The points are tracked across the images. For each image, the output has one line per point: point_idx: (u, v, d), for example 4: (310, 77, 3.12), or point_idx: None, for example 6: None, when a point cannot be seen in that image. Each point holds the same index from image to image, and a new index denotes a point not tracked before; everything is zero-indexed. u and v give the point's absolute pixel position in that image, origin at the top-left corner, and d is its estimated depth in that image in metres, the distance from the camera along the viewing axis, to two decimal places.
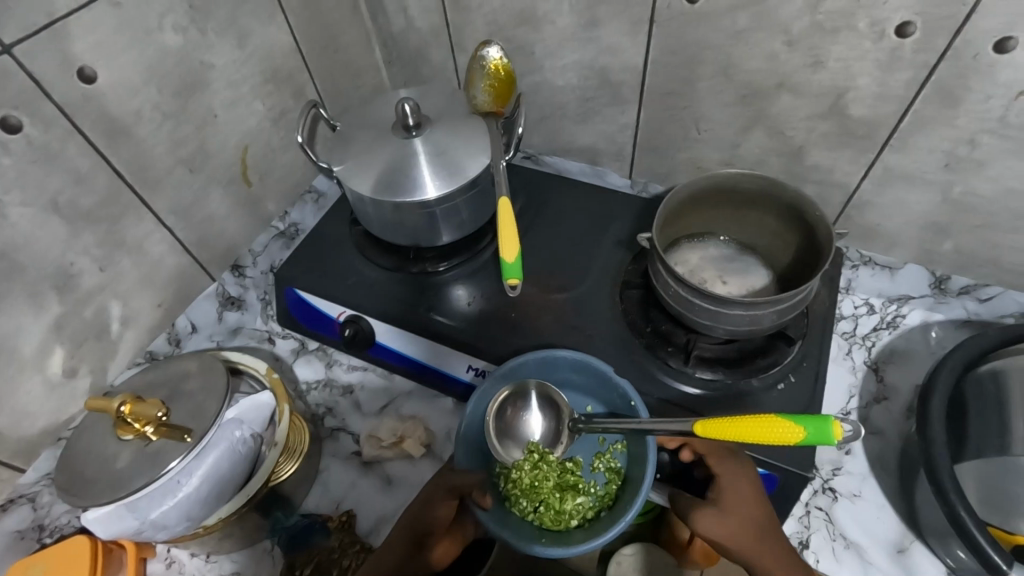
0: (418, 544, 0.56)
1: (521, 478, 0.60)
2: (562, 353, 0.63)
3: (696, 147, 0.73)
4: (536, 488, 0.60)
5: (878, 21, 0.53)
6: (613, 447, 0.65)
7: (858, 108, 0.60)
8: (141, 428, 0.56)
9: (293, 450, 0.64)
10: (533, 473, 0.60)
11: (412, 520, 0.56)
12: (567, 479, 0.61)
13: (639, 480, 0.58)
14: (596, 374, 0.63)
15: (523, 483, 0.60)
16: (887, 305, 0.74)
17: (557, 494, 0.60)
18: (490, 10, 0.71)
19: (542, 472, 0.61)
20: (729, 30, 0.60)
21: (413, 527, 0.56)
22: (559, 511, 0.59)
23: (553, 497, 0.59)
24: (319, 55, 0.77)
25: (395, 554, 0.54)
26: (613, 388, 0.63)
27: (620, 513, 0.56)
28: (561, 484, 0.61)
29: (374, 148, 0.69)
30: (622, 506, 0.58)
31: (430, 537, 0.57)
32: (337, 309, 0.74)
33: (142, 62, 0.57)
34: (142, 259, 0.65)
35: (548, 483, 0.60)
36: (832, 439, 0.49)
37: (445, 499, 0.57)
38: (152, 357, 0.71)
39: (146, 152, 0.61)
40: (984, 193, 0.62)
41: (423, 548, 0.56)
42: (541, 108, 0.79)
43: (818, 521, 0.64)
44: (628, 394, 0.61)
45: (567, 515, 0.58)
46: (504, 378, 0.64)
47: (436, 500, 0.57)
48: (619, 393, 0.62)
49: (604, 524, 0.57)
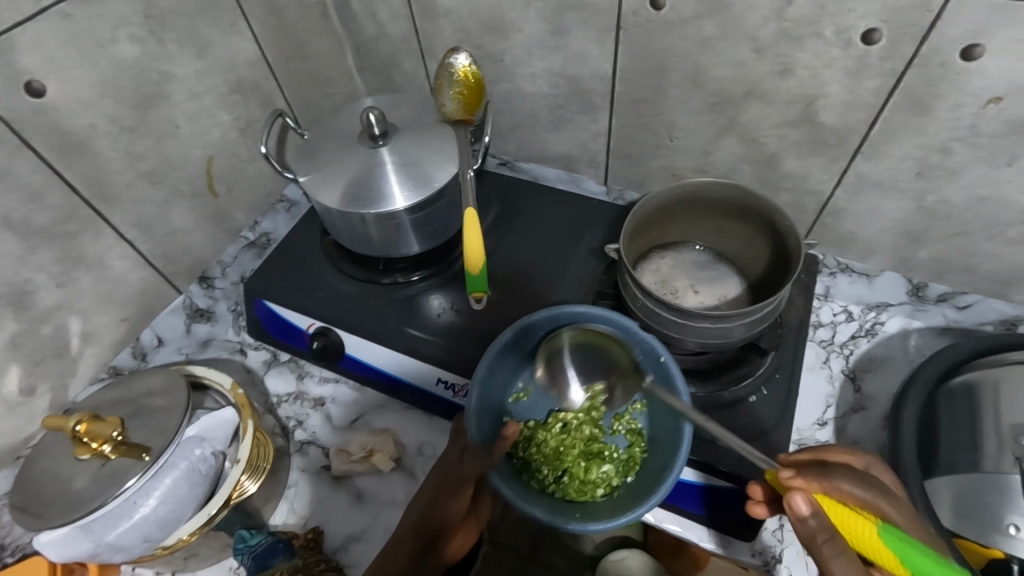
0: (430, 540, 0.58)
1: (545, 443, 0.61)
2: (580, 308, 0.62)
3: (669, 154, 0.72)
4: (561, 456, 0.60)
5: (844, 28, 0.52)
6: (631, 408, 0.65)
7: (828, 115, 0.59)
8: (98, 447, 0.55)
9: (256, 466, 0.62)
10: (559, 439, 0.61)
11: (422, 519, 0.59)
12: (591, 446, 0.61)
13: (672, 439, 0.58)
14: (618, 329, 0.62)
15: (549, 448, 0.60)
16: (865, 312, 0.72)
17: (582, 463, 0.59)
18: (457, 17, 0.70)
19: (568, 439, 0.61)
20: (696, 38, 0.59)
21: (422, 524, 0.58)
22: (584, 482, 0.58)
23: (577, 466, 0.59)
24: (287, 63, 0.76)
25: (407, 549, 0.57)
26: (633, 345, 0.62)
27: (654, 481, 0.57)
28: (586, 452, 0.60)
29: (341, 158, 0.67)
30: (648, 476, 0.58)
31: (442, 532, 0.58)
32: (306, 321, 0.72)
33: (95, 76, 0.56)
34: (103, 275, 0.65)
35: (574, 451, 0.60)
36: None
37: (451, 492, 0.59)
38: (116, 372, 0.70)
39: (102, 167, 0.60)
40: (957, 202, 0.61)
41: (434, 545, 0.58)
42: (514, 115, 0.78)
43: (791, 535, 0.64)
44: (655, 350, 0.60)
45: (591, 484, 0.58)
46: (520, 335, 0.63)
47: (443, 493, 0.59)
48: (643, 349, 0.61)
49: (634, 495, 0.57)
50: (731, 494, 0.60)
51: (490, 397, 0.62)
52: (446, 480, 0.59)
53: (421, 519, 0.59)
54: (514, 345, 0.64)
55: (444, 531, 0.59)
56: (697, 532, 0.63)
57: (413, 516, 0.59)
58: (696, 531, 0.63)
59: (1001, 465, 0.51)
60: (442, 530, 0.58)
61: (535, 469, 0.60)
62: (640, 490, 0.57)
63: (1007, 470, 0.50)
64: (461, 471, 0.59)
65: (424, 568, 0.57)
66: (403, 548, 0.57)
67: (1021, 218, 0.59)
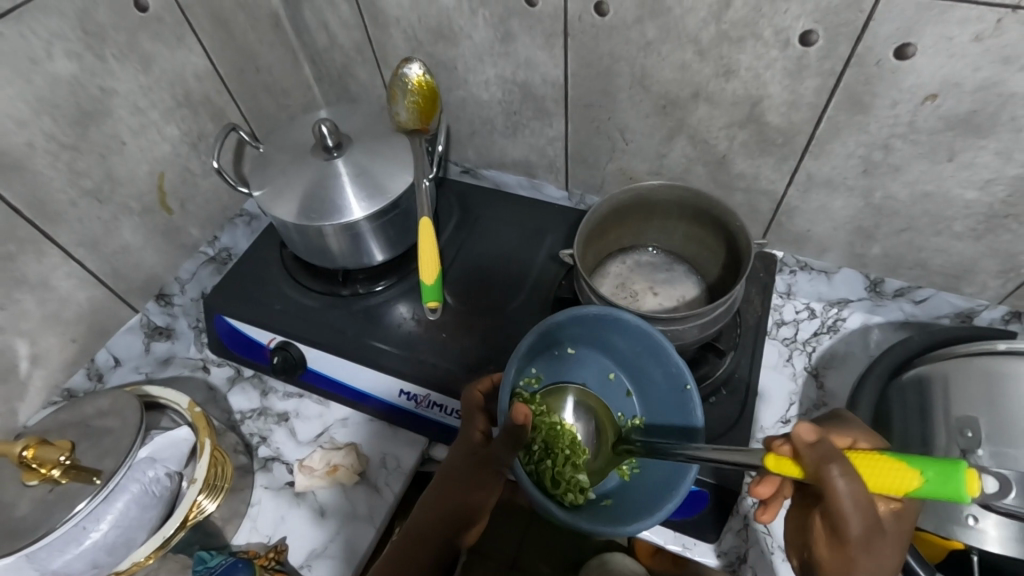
0: (458, 527, 0.57)
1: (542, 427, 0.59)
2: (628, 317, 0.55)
3: (624, 158, 0.73)
4: (550, 449, 0.58)
5: (781, 29, 0.53)
6: (629, 421, 0.62)
7: (773, 115, 0.60)
8: (47, 472, 0.53)
9: (214, 485, 0.61)
10: (555, 431, 0.59)
11: (451, 508, 0.57)
12: (573, 447, 0.59)
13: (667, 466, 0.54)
14: (651, 346, 0.56)
15: (545, 430, 0.59)
16: (827, 309, 0.73)
17: (568, 465, 0.57)
18: (407, 26, 0.70)
19: (561, 434, 0.59)
20: (639, 42, 0.60)
21: (452, 515, 0.57)
22: (559, 476, 0.56)
23: (560, 462, 0.57)
24: (240, 78, 0.76)
25: (435, 537, 0.57)
26: (657, 363, 0.57)
27: (633, 508, 0.53)
28: (572, 454, 0.58)
29: (293, 169, 0.67)
30: (631, 500, 0.54)
31: (471, 522, 0.57)
32: (266, 336, 0.72)
33: (30, 94, 0.56)
34: (48, 296, 0.64)
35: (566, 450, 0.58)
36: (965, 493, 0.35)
37: (487, 482, 0.56)
38: (69, 395, 0.70)
39: (43, 186, 0.60)
40: (902, 197, 0.61)
41: (460, 534, 0.57)
42: (470, 122, 0.79)
43: (756, 535, 0.62)
44: (683, 376, 0.54)
45: (565, 481, 0.56)
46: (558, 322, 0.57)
47: (477, 483, 0.56)
48: (673, 371, 0.55)
49: (608, 514, 0.52)
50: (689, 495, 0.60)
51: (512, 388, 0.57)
52: (478, 470, 0.56)
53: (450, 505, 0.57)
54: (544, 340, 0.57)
55: (474, 517, 0.57)
56: (661, 535, 0.61)
57: (445, 501, 0.57)
58: (662, 534, 0.61)
59: None
60: (472, 518, 0.57)
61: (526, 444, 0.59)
62: (624, 507, 0.53)
63: None
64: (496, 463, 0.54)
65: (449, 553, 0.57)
66: (429, 542, 0.57)
67: (964, 212, 0.59)
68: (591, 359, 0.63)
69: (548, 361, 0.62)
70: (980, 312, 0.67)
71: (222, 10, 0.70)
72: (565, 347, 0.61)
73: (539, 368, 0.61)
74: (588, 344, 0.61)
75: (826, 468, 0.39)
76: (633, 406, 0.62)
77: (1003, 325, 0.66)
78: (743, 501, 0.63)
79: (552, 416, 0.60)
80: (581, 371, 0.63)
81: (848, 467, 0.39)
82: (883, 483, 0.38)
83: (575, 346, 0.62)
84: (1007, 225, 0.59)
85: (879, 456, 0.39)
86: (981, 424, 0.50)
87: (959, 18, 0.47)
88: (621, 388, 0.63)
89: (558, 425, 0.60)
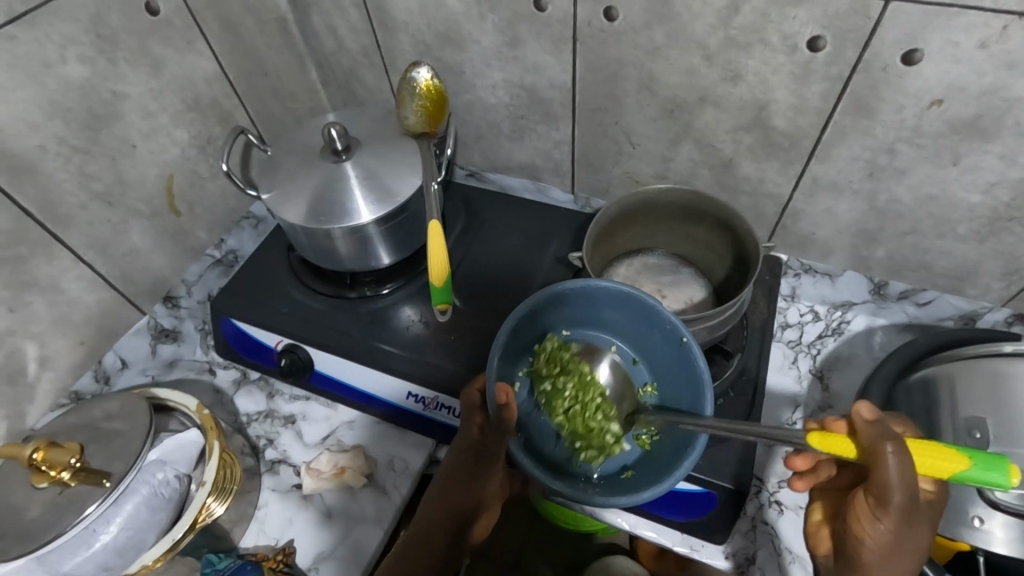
0: (464, 521, 0.58)
1: (565, 387, 0.57)
2: (604, 284, 0.56)
3: (631, 162, 0.73)
4: (578, 403, 0.57)
5: (788, 35, 0.54)
6: (643, 390, 0.60)
7: (779, 120, 0.61)
8: (56, 475, 0.53)
9: (223, 488, 0.61)
10: (578, 388, 0.57)
11: (453, 504, 0.58)
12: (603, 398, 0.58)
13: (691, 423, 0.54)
14: (639, 310, 0.57)
15: (575, 379, 0.57)
16: (831, 311, 0.73)
17: (595, 414, 0.57)
18: (415, 30, 0.70)
19: (586, 389, 0.57)
20: (647, 47, 0.60)
21: (457, 509, 0.58)
22: (588, 428, 0.56)
23: (590, 415, 0.56)
24: (247, 81, 0.77)
25: (442, 534, 0.57)
26: (651, 326, 0.57)
27: (664, 471, 0.52)
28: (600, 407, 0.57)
29: (302, 173, 0.67)
30: (662, 464, 0.54)
31: (472, 517, 0.59)
32: (274, 338, 0.72)
33: (43, 97, 0.57)
34: (57, 298, 0.64)
35: (594, 402, 0.57)
36: (1008, 480, 0.38)
37: (485, 474, 0.58)
38: (77, 398, 0.70)
39: (54, 189, 0.60)
40: (907, 201, 0.62)
41: (464, 530, 0.58)
42: (477, 126, 0.79)
43: (764, 536, 0.62)
44: (678, 330, 0.55)
45: (596, 433, 0.56)
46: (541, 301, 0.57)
47: (474, 477, 0.58)
48: (665, 328, 0.56)
49: (643, 482, 0.53)
50: (700, 497, 0.60)
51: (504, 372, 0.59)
52: (474, 464, 0.58)
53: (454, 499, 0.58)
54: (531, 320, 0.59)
55: (476, 511, 0.59)
56: (670, 536, 0.62)
57: (447, 498, 0.58)
58: (670, 535, 0.62)
59: None
60: (474, 512, 0.59)
61: (557, 390, 0.57)
62: (648, 477, 0.53)
63: None
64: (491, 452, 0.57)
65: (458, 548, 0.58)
66: (436, 539, 0.57)
67: (969, 215, 0.60)
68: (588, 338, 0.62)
69: None
70: (983, 315, 0.68)
71: (231, 14, 0.71)
72: (560, 330, 0.62)
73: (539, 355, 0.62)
74: (584, 325, 0.62)
75: (880, 443, 0.42)
76: (644, 375, 0.60)
77: (1006, 327, 0.67)
78: (750, 503, 0.64)
79: (582, 364, 0.59)
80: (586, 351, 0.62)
81: (902, 446, 0.41)
82: (930, 466, 0.40)
83: (571, 327, 0.62)
84: (1011, 228, 0.59)
85: (933, 443, 0.41)
86: (988, 424, 0.51)
87: (965, 24, 0.48)
88: (628, 358, 0.61)
89: (589, 374, 0.58)
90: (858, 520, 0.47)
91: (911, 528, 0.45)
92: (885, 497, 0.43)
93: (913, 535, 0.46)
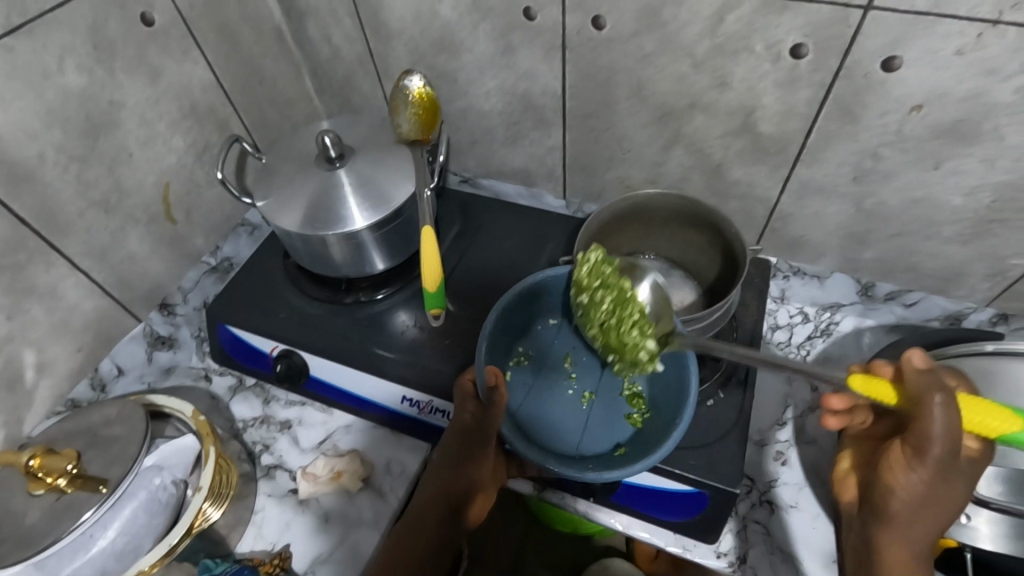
0: (458, 504, 0.57)
1: (603, 298, 0.57)
2: None
3: (622, 167, 0.74)
4: (615, 316, 0.57)
5: (773, 43, 0.55)
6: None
7: (766, 125, 0.62)
8: (52, 481, 0.54)
9: (219, 493, 0.61)
10: (617, 300, 0.57)
11: (447, 487, 0.57)
12: (642, 315, 0.56)
13: (677, 392, 0.57)
14: None
15: (615, 294, 0.57)
16: (820, 313, 0.75)
17: (632, 326, 0.56)
18: (409, 38, 0.71)
19: (627, 302, 0.57)
20: (637, 54, 0.62)
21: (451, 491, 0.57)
22: (623, 340, 0.56)
23: (624, 329, 0.56)
24: (244, 89, 0.77)
25: (434, 514, 0.57)
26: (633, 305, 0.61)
27: (658, 435, 0.55)
28: (638, 321, 0.56)
29: (297, 180, 0.68)
30: (658, 427, 0.56)
31: (466, 502, 0.58)
32: (269, 344, 0.72)
33: (41, 106, 0.57)
34: (55, 305, 0.65)
35: (632, 315, 0.56)
36: None
37: (477, 457, 0.57)
38: (73, 405, 0.70)
39: (52, 197, 0.61)
40: (893, 204, 0.63)
41: (459, 514, 0.57)
42: (471, 132, 0.80)
43: (755, 535, 0.62)
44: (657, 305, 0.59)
45: (629, 346, 0.56)
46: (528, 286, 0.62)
47: (467, 458, 0.57)
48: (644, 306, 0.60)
49: (640, 448, 0.55)
50: (691, 497, 0.60)
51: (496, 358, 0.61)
52: (466, 446, 0.57)
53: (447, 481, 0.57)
54: (520, 305, 0.63)
55: (471, 495, 0.58)
56: (663, 537, 0.63)
57: (441, 480, 0.58)
58: (663, 535, 0.63)
59: None
60: (469, 495, 0.58)
61: (595, 303, 0.58)
62: (648, 439, 0.56)
63: None
64: (482, 433, 0.56)
65: (452, 531, 0.57)
66: (430, 517, 0.57)
67: (952, 217, 0.61)
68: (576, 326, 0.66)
69: (532, 337, 0.66)
70: (968, 315, 0.69)
71: (227, 23, 0.72)
72: (547, 320, 0.66)
73: (528, 344, 0.65)
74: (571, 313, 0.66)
75: (929, 394, 0.43)
76: None
77: (991, 327, 0.68)
78: (742, 503, 0.64)
79: (624, 280, 0.58)
80: (573, 337, 0.66)
81: (950, 399, 0.42)
82: (977, 424, 0.43)
83: (557, 317, 0.66)
84: (994, 230, 0.61)
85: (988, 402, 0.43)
86: None
87: (944, 33, 0.49)
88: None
89: (629, 290, 0.57)
90: (891, 471, 0.48)
91: (948, 482, 0.45)
92: (922, 447, 0.44)
93: (946, 490, 0.45)
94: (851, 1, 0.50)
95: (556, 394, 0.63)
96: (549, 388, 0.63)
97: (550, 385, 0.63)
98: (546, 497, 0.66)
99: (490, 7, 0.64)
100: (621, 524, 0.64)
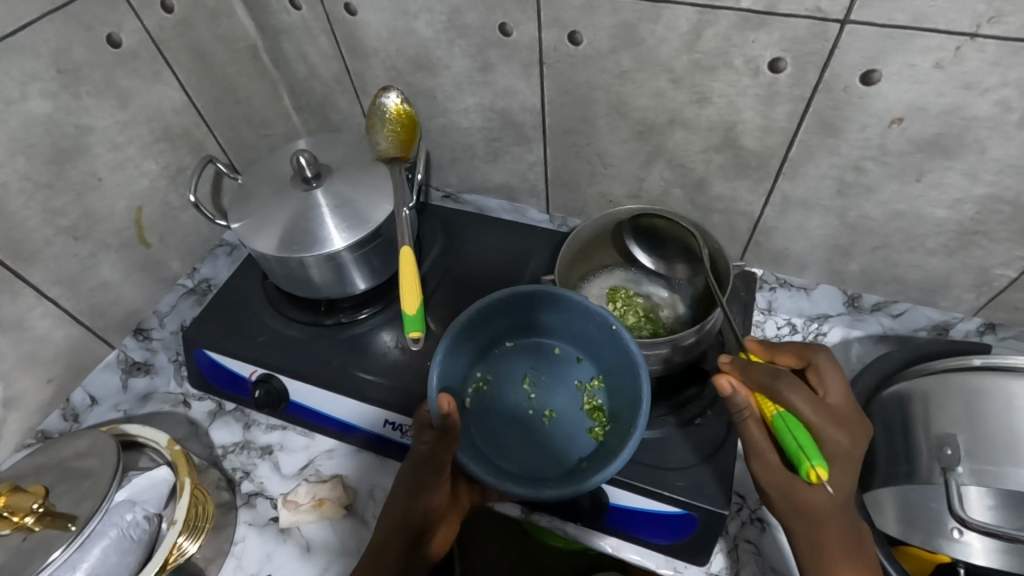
0: (417, 535, 0.56)
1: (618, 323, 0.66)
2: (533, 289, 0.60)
3: (604, 181, 0.73)
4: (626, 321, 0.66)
5: (751, 58, 0.54)
6: (590, 385, 0.62)
7: (748, 140, 0.61)
8: (19, 520, 0.52)
9: (195, 526, 0.59)
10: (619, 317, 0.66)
11: (403, 518, 0.56)
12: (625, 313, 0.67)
13: (634, 407, 0.56)
14: (573, 308, 0.60)
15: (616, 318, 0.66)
16: (808, 323, 0.73)
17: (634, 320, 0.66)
18: (385, 56, 0.70)
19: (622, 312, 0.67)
20: (615, 71, 0.61)
21: (408, 523, 0.55)
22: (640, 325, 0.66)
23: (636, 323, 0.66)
24: (218, 109, 0.76)
25: (394, 547, 0.55)
26: (586, 320, 0.60)
27: (615, 453, 0.54)
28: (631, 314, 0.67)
29: (273, 202, 0.67)
30: (616, 442, 0.56)
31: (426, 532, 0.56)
32: (248, 368, 0.70)
33: (4, 135, 0.56)
34: (23, 336, 0.63)
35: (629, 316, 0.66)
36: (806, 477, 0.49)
37: (432, 484, 0.55)
38: (44, 437, 0.69)
39: (18, 226, 0.59)
40: (876, 217, 0.63)
41: (420, 543, 0.56)
42: (452, 149, 0.79)
43: (747, 555, 0.61)
44: (607, 320, 0.58)
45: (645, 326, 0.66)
46: (478, 311, 0.60)
47: (423, 487, 0.55)
48: (597, 322, 0.59)
49: (604, 461, 0.54)
50: (680, 519, 0.59)
51: (451, 385, 0.59)
52: (421, 474, 0.55)
53: (406, 513, 0.56)
54: (470, 332, 0.61)
55: (429, 524, 0.56)
56: (654, 559, 0.62)
57: (396, 509, 0.56)
58: (654, 557, 0.62)
59: (931, 475, 0.53)
60: (428, 523, 0.56)
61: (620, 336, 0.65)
62: (607, 454, 0.55)
63: (935, 480, 0.53)
64: (437, 462, 0.54)
65: (415, 563, 0.55)
66: (391, 551, 0.55)
67: (936, 229, 0.61)
68: (532, 345, 0.65)
69: (492, 359, 0.64)
70: (955, 325, 0.68)
71: (199, 44, 0.70)
72: (504, 342, 0.65)
73: (486, 367, 0.64)
74: (525, 333, 0.65)
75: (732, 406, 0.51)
76: (589, 371, 0.63)
77: (978, 337, 0.67)
78: (733, 522, 0.63)
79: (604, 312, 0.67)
80: (532, 357, 0.64)
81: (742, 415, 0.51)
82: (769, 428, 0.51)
83: (513, 338, 0.65)
84: (978, 241, 0.60)
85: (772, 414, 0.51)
86: (959, 441, 0.53)
87: (921, 47, 0.48)
88: (572, 358, 0.64)
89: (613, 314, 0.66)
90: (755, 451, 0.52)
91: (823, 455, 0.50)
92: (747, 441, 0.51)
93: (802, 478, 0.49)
94: (828, 17, 0.49)
95: (516, 414, 0.61)
96: (509, 407, 0.62)
97: (509, 405, 0.62)
98: (534, 520, 0.65)
99: (466, 25, 0.63)
100: (608, 547, 0.63)
